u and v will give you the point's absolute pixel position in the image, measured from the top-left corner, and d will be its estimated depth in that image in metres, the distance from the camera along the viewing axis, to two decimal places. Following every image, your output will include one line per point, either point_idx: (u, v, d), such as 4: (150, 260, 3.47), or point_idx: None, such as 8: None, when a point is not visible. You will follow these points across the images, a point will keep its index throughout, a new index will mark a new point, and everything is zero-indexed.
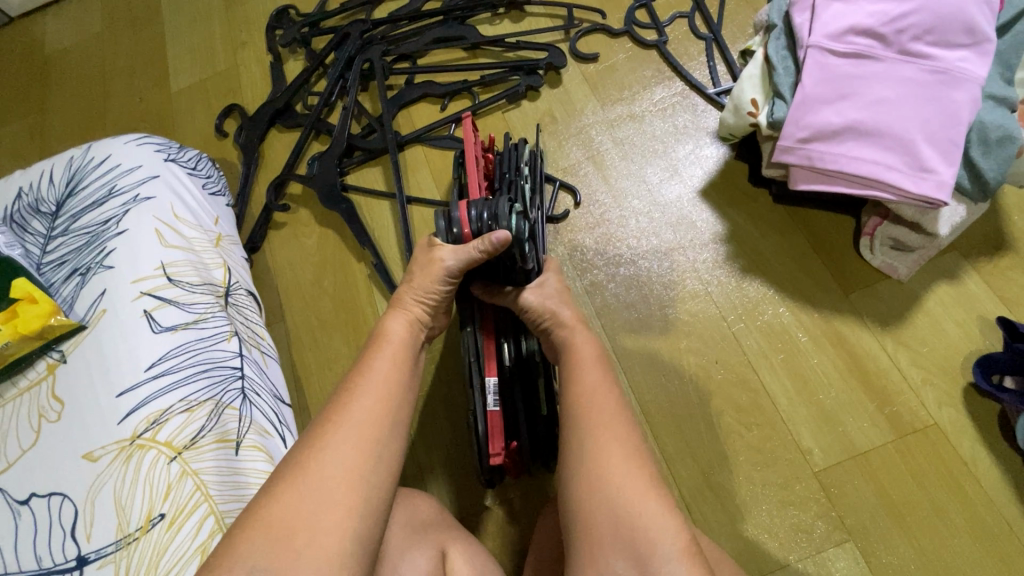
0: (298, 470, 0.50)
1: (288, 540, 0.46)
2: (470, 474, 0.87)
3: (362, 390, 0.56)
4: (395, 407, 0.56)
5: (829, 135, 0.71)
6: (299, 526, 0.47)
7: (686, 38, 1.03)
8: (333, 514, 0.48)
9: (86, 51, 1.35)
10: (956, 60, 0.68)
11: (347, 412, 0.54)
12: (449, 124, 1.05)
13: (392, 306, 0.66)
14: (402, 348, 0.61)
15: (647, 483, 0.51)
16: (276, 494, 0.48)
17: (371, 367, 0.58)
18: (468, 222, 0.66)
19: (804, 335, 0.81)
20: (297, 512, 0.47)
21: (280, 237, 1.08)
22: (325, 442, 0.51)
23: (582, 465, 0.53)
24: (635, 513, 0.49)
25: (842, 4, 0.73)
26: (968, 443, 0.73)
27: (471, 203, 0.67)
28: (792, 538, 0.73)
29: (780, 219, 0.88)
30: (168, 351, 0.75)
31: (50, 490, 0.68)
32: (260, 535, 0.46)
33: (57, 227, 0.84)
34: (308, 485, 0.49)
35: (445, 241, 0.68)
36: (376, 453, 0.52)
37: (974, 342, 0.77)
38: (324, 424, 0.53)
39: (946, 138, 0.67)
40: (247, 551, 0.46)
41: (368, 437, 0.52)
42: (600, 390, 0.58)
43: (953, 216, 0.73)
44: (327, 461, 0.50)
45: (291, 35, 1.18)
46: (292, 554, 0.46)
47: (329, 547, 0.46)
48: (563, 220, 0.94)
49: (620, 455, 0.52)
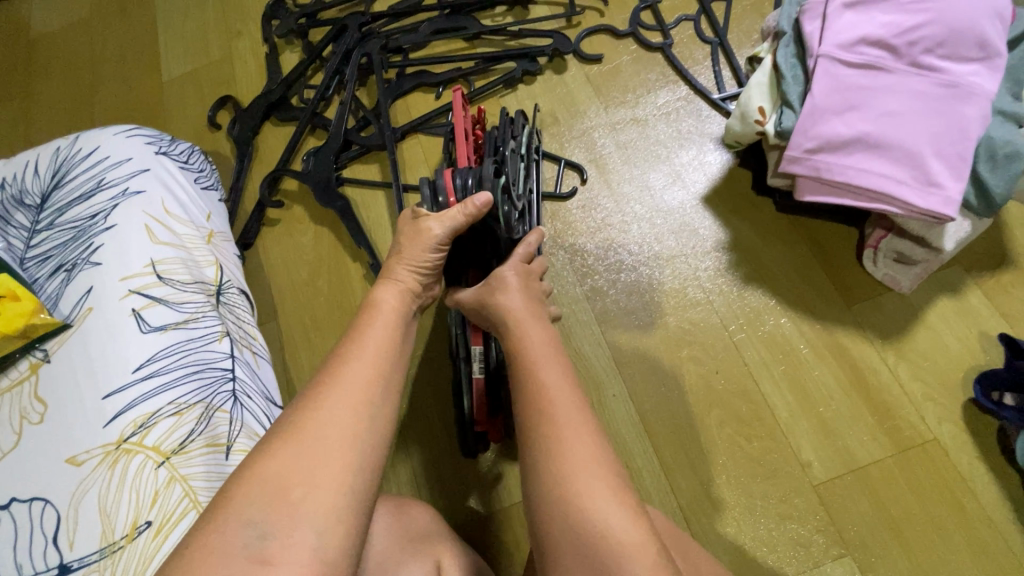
0: (292, 430, 0.48)
1: (284, 496, 0.45)
2: (466, 483, 0.84)
3: (355, 354, 0.54)
4: (388, 370, 0.53)
5: (838, 146, 0.70)
6: (293, 482, 0.45)
7: (691, 42, 1.02)
8: (326, 473, 0.46)
9: (75, 36, 1.30)
10: (967, 74, 0.67)
11: (339, 375, 0.52)
12: (447, 112, 1.04)
13: (382, 277, 0.63)
14: (394, 317, 0.58)
15: (602, 481, 0.48)
16: (270, 450, 0.47)
17: (364, 331, 0.56)
18: (454, 190, 0.65)
19: (806, 347, 0.81)
20: (292, 468, 0.46)
21: (275, 234, 1.05)
22: (318, 403, 0.49)
23: (541, 479, 0.49)
24: (600, 532, 0.46)
25: (854, 13, 0.72)
26: (967, 459, 0.73)
27: (455, 171, 0.67)
28: (792, 552, 0.72)
29: (784, 228, 0.87)
30: (158, 352, 0.73)
31: (32, 495, 0.66)
32: (253, 491, 0.45)
33: (42, 221, 0.81)
34: (302, 445, 0.47)
35: (428, 210, 0.67)
36: (370, 414, 0.50)
37: (975, 358, 0.77)
38: (317, 385, 0.51)
39: (955, 153, 0.67)
40: (243, 505, 0.44)
41: (361, 397, 0.50)
42: (560, 391, 0.53)
43: (957, 231, 0.73)
44: (321, 419, 0.48)
45: (288, 26, 1.15)
46: (286, 509, 0.44)
47: (323, 503, 0.45)
48: (571, 198, 0.94)
49: (576, 453, 0.49)
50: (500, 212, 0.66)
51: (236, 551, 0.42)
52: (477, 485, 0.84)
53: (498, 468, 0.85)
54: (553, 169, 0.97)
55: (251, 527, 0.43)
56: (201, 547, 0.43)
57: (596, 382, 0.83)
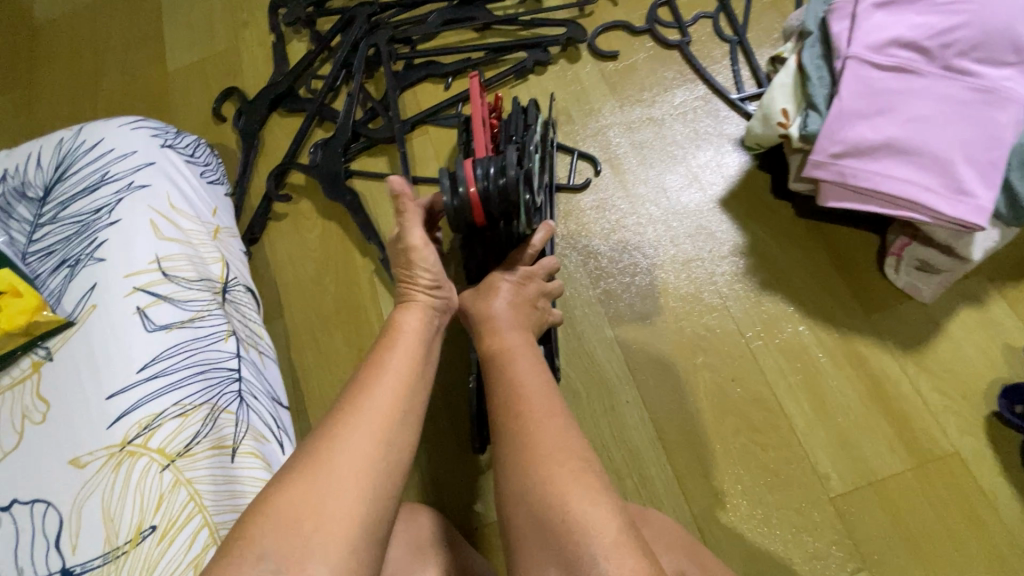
0: (308, 460, 0.46)
1: (297, 528, 0.43)
2: (474, 488, 0.83)
3: (373, 383, 0.53)
4: (408, 398, 0.53)
5: (864, 151, 0.68)
6: (309, 513, 0.43)
7: (709, 40, 0.99)
8: (339, 505, 0.44)
9: (78, 23, 1.28)
10: (1001, 79, 0.65)
11: (360, 401, 0.51)
12: (457, 103, 1.02)
13: (401, 302, 0.63)
14: (416, 341, 0.58)
15: (569, 460, 0.50)
16: (286, 480, 0.45)
17: (384, 358, 0.56)
18: (475, 180, 0.64)
19: (824, 355, 0.79)
20: (309, 496, 0.44)
21: (281, 229, 1.03)
22: (339, 431, 0.48)
23: (513, 466, 0.52)
24: (562, 507, 0.47)
25: (885, 14, 0.70)
26: (989, 474, 0.72)
27: (476, 161, 0.65)
28: (808, 565, 0.71)
29: (802, 233, 0.85)
30: (163, 351, 0.71)
31: (34, 497, 0.64)
32: (269, 520, 0.43)
33: (45, 214, 0.79)
34: (318, 476, 0.45)
35: (448, 203, 0.64)
36: (389, 445, 0.49)
37: (998, 370, 0.75)
38: (337, 412, 0.50)
39: (986, 160, 0.65)
40: (256, 536, 0.42)
41: (382, 425, 0.50)
42: (533, 388, 0.57)
43: (986, 241, 0.70)
44: (340, 448, 0.47)
45: (296, 13, 1.12)
46: (300, 541, 0.42)
47: (339, 536, 0.43)
48: (585, 189, 0.93)
49: (547, 434, 0.52)
50: (521, 209, 0.66)
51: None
52: (486, 491, 0.82)
53: None
54: (567, 160, 0.95)
55: (264, 561, 0.41)
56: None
57: (607, 388, 0.82)
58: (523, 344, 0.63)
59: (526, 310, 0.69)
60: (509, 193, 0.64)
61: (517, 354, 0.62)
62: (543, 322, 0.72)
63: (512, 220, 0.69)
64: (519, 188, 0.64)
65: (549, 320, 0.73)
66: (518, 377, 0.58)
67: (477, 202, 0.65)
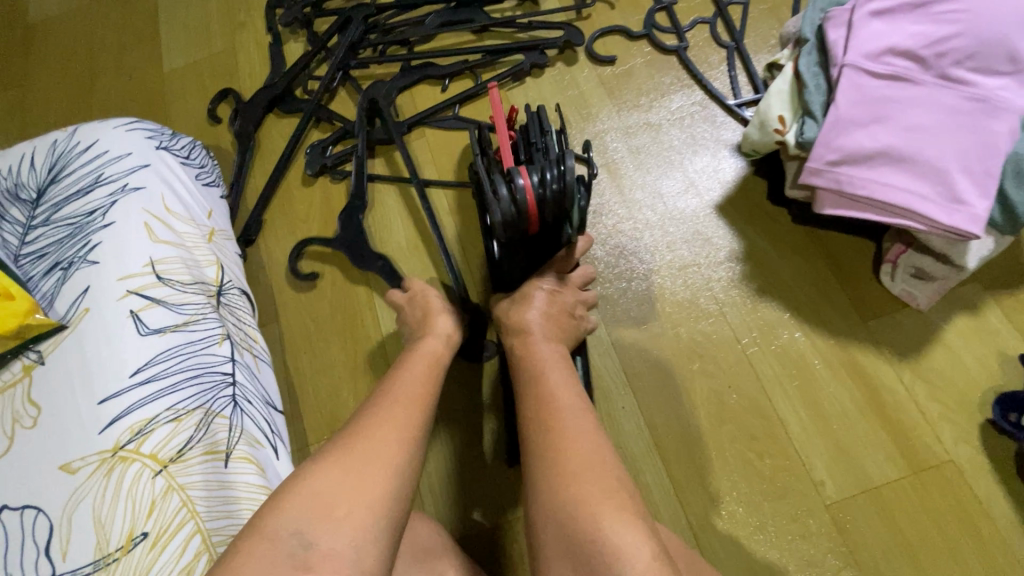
0: (341, 449, 0.52)
1: (329, 510, 0.48)
2: (472, 495, 0.82)
3: (397, 390, 0.60)
4: (426, 408, 0.59)
5: (861, 159, 0.69)
6: (337, 500, 0.48)
7: (706, 45, 0.99)
8: (368, 491, 0.50)
9: (73, 23, 1.27)
10: (996, 88, 0.65)
11: (386, 407, 0.57)
12: (454, 105, 1.02)
13: (423, 333, 0.73)
14: (430, 360, 0.68)
15: (597, 475, 0.51)
16: (321, 466, 0.51)
17: (405, 373, 0.64)
18: (534, 188, 0.61)
19: (820, 362, 0.79)
20: (338, 487, 0.49)
21: (276, 232, 1.02)
22: (367, 429, 0.55)
23: (541, 474, 0.53)
24: (591, 522, 0.48)
25: (881, 23, 0.70)
26: (984, 483, 0.72)
27: (530, 169, 0.63)
28: (804, 572, 0.71)
29: (799, 240, 0.85)
30: (156, 355, 0.70)
31: (24, 503, 0.63)
32: (299, 505, 0.48)
33: (38, 216, 0.78)
34: (350, 462, 0.51)
35: (504, 210, 0.61)
36: (412, 446, 0.55)
37: (993, 378, 0.76)
38: (366, 416, 0.57)
39: (982, 169, 0.65)
40: (291, 514, 0.47)
41: (406, 430, 0.55)
42: (567, 401, 0.58)
43: (980, 249, 0.71)
44: (370, 444, 0.53)
45: (293, 15, 1.13)
46: (330, 524, 0.47)
47: (363, 519, 0.48)
48: None
49: (577, 449, 0.54)
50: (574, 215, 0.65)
51: (283, 559, 0.45)
52: (483, 497, 0.82)
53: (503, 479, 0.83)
54: None
55: (297, 536, 0.46)
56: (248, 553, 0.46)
57: (604, 394, 0.81)
58: (555, 358, 0.65)
59: (559, 323, 0.71)
60: (565, 199, 0.62)
61: (550, 366, 0.63)
62: (577, 331, 0.73)
63: (559, 226, 0.67)
64: (574, 193, 0.63)
65: (585, 329, 0.75)
66: (550, 390, 0.60)
67: (532, 208, 0.62)
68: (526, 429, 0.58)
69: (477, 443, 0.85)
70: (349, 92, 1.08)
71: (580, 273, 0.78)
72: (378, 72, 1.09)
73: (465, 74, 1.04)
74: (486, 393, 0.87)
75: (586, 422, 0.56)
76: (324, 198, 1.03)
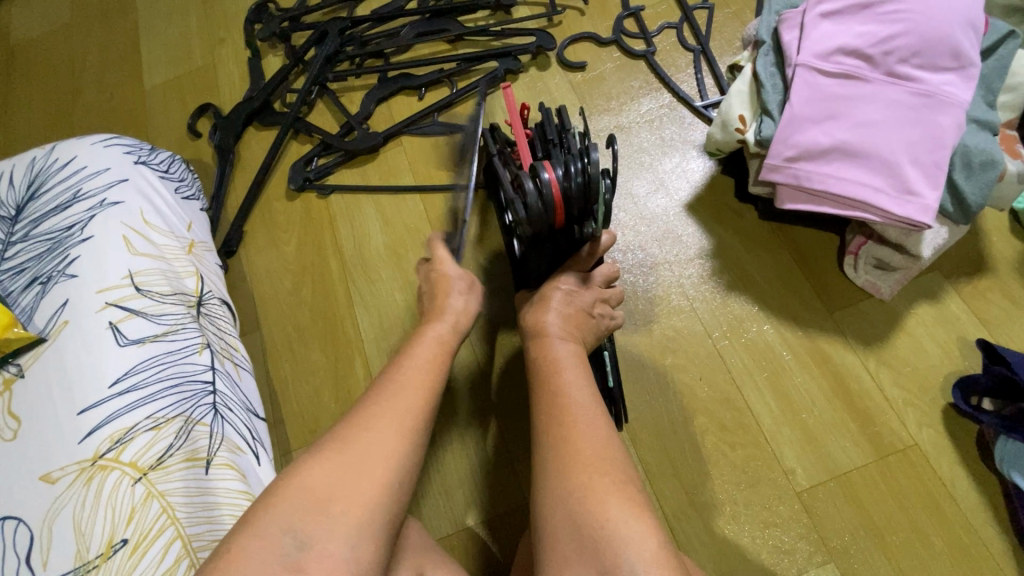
0: (338, 443, 0.53)
1: (322, 507, 0.49)
2: (455, 493, 0.84)
3: (401, 380, 0.60)
4: (431, 397, 0.60)
5: (817, 155, 0.71)
6: (332, 497, 0.49)
7: (673, 49, 1.02)
8: (365, 486, 0.50)
9: (54, 44, 1.29)
10: (941, 83, 0.68)
11: (388, 399, 0.57)
12: (433, 113, 1.04)
13: (431, 317, 0.71)
14: (439, 348, 0.66)
15: (606, 473, 0.53)
16: (317, 461, 0.51)
17: (409, 361, 0.63)
18: (558, 181, 0.63)
19: (789, 353, 0.81)
20: (333, 482, 0.50)
21: (257, 242, 1.04)
22: (366, 422, 0.55)
23: (554, 468, 0.55)
24: (598, 518, 0.50)
25: (831, 24, 0.73)
26: (948, 464, 0.74)
27: (553, 162, 0.64)
28: (776, 558, 0.72)
29: (766, 236, 0.88)
30: (135, 366, 0.71)
31: (4, 515, 0.64)
32: (293, 500, 0.49)
33: (17, 232, 0.80)
34: (346, 459, 0.52)
35: (534, 202, 0.62)
36: (411, 437, 0.55)
37: (954, 363, 0.78)
38: (366, 406, 0.57)
39: (931, 161, 0.68)
40: (283, 512, 0.48)
41: (408, 420, 0.56)
42: (581, 401, 0.61)
43: (934, 239, 0.74)
44: (369, 440, 0.53)
45: (271, 29, 1.15)
46: (324, 520, 0.48)
47: (357, 517, 0.49)
48: None
49: (588, 447, 0.56)
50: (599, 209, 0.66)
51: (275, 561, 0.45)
52: (466, 494, 0.84)
53: (485, 476, 0.84)
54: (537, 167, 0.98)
55: (289, 536, 0.47)
56: (230, 555, 0.46)
57: None
58: (574, 356, 0.67)
59: (582, 320, 0.72)
60: (590, 189, 0.64)
61: (563, 366, 0.65)
62: (595, 329, 0.73)
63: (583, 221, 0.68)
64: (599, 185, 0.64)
65: (608, 326, 0.75)
66: (565, 388, 0.62)
67: (558, 200, 0.63)
68: (541, 427, 0.60)
69: (458, 444, 0.86)
70: (327, 105, 1.10)
71: (604, 270, 0.77)
72: (355, 84, 1.11)
73: (441, 82, 1.07)
74: (465, 395, 0.89)
75: (599, 422, 0.59)
76: (303, 208, 1.05)
